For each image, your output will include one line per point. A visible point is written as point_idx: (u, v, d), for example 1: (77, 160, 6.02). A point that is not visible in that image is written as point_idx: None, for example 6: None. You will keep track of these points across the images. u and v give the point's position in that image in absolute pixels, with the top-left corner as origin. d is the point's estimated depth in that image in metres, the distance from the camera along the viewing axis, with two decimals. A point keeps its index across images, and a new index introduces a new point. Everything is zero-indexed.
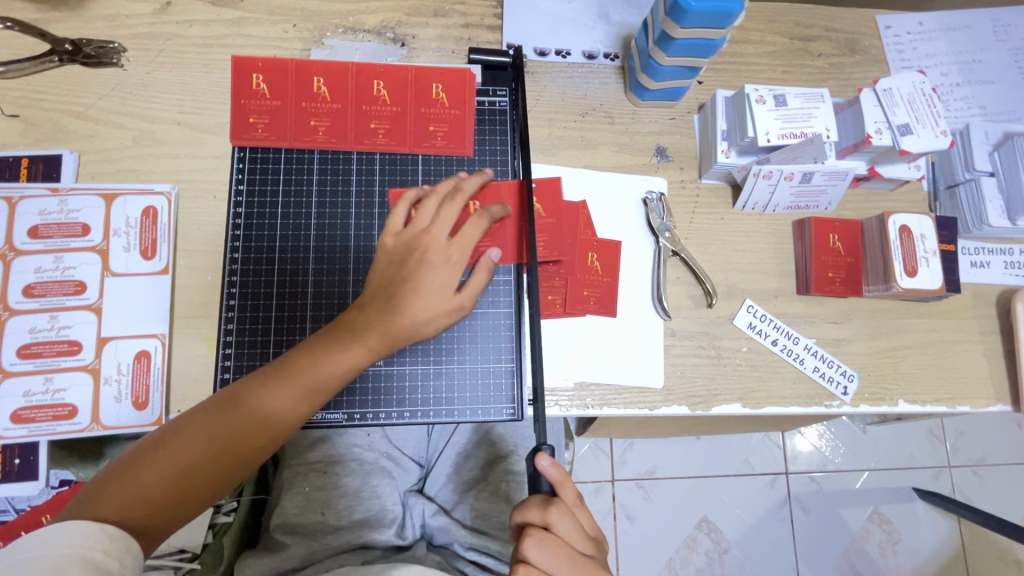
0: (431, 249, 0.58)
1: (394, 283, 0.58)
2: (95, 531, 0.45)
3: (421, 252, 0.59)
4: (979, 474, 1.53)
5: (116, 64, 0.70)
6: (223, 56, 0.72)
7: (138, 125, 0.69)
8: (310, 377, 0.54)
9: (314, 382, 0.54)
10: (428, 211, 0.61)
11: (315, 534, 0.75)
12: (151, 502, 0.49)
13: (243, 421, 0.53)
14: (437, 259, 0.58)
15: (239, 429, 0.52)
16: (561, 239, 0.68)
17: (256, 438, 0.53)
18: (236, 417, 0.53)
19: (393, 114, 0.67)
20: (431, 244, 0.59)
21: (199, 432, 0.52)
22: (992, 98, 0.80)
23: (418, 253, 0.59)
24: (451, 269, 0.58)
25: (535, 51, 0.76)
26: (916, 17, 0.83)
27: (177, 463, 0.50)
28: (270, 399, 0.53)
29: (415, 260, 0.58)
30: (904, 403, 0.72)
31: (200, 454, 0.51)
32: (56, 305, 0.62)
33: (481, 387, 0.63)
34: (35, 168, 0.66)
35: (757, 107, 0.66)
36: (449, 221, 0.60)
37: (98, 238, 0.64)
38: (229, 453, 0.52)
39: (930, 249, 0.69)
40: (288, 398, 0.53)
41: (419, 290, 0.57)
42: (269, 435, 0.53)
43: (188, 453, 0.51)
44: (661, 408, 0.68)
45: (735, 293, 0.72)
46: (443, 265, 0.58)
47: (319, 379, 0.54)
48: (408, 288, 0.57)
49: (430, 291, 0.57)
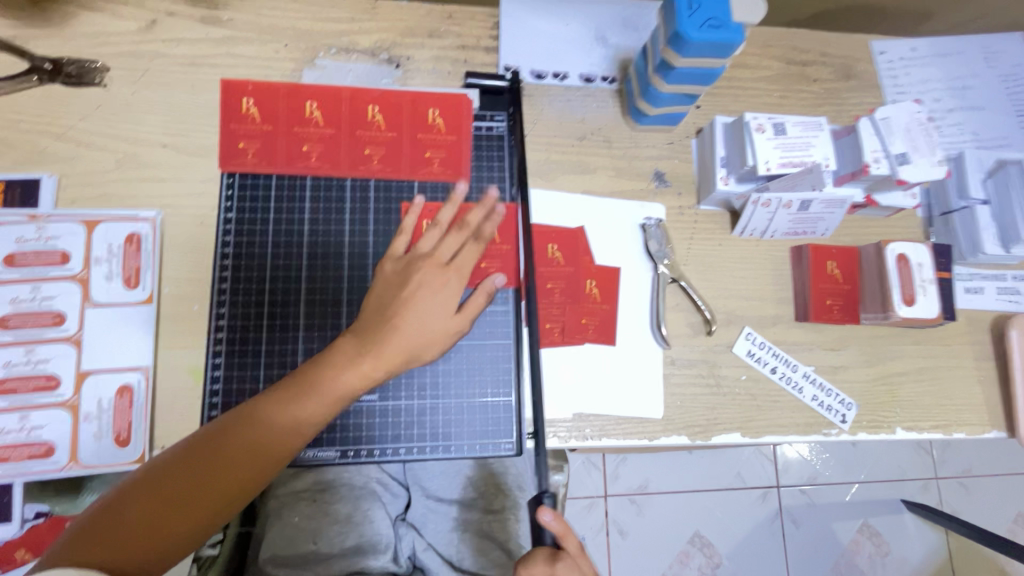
0: (431, 272, 0.58)
1: (391, 303, 0.56)
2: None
3: (420, 275, 0.57)
4: (966, 485, 1.55)
5: (99, 83, 0.68)
6: (211, 77, 0.70)
7: (122, 147, 0.67)
8: (308, 397, 0.52)
9: (311, 404, 0.52)
10: (432, 238, 0.61)
11: (305, 564, 0.73)
12: (141, 535, 0.47)
13: (238, 446, 0.50)
14: (435, 282, 0.57)
15: (233, 454, 0.50)
16: (576, 287, 0.69)
17: (250, 463, 0.50)
18: (231, 442, 0.50)
19: (387, 139, 0.65)
20: (432, 265, 0.58)
21: (187, 465, 0.49)
22: (984, 124, 0.81)
23: (416, 275, 0.57)
24: (450, 290, 0.58)
25: (533, 73, 0.75)
26: (909, 43, 0.83)
27: (170, 493, 0.48)
28: (260, 427, 0.51)
29: (411, 282, 0.57)
30: (901, 430, 0.72)
31: (193, 482, 0.49)
32: (32, 338, 0.60)
33: (478, 422, 0.62)
34: (12, 192, 0.63)
35: (756, 135, 0.65)
36: (452, 246, 0.60)
37: (78, 266, 0.62)
38: (219, 487, 0.50)
39: (927, 278, 0.69)
40: (279, 426, 0.51)
41: (418, 311, 0.56)
42: (264, 460, 0.51)
43: (175, 486, 0.49)
44: (660, 438, 0.67)
45: (734, 321, 0.72)
46: (441, 288, 0.57)
47: (316, 399, 0.52)
48: (406, 309, 0.55)
49: (427, 312, 0.56)
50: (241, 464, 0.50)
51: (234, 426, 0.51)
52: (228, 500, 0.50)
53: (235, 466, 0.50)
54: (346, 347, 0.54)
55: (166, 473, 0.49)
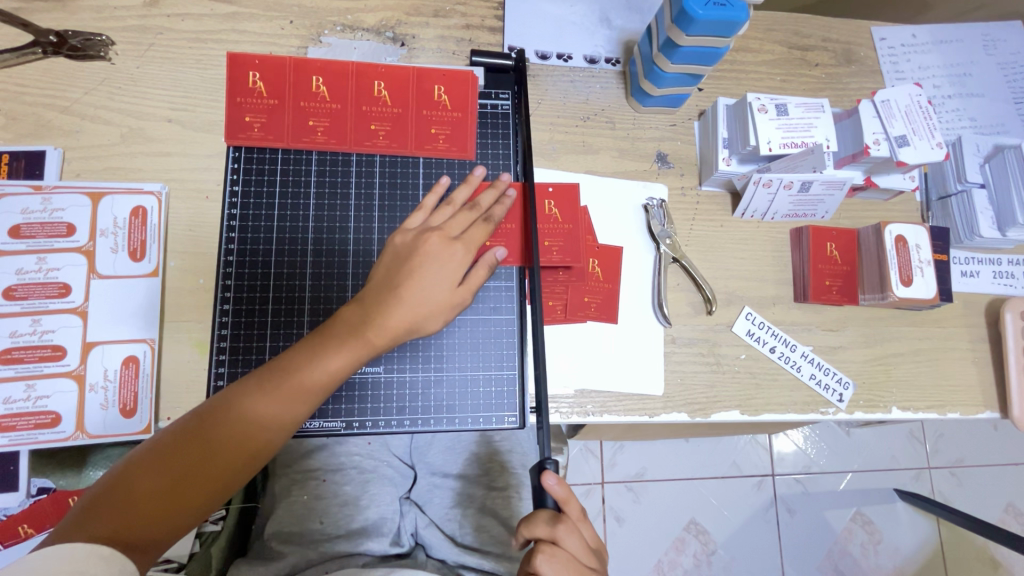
0: (437, 245, 0.58)
1: (397, 277, 0.56)
2: (89, 556, 0.43)
3: (427, 248, 0.57)
4: (957, 475, 1.57)
5: (104, 57, 0.68)
6: (216, 53, 0.70)
7: (127, 121, 0.67)
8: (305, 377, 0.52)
9: (308, 385, 0.52)
10: (443, 215, 0.61)
11: (311, 542, 0.74)
12: (150, 509, 0.47)
13: (241, 419, 0.51)
14: (442, 254, 0.57)
15: (232, 435, 0.50)
16: (575, 244, 0.68)
17: (251, 439, 0.51)
18: (228, 425, 0.50)
19: (393, 116, 0.66)
20: (438, 241, 0.58)
21: (194, 440, 0.50)
22: (982, 110, 0.82)
23: (423, 248, 0.57)
24: (457, 264, 0.58)
25: (537, 54, 0.75)
26: (910, 30, 0.84)
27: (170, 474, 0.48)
28: (265, 400, 0.51)
29: (418, 254, 0.57)
30: (897, 410, 0.73)
31: (192, 464, 0.49)
32: (38, 309, 0.60)
33: (481, 395, 0.62)
34: (17, 164, 0.63)
35: (759, 116, 0.66)
36: (460, 222, 0.60)
37: (84, 238, 0.62)
38: (227, 459, 0.50)
39: (924, 259, 0.70)
40: (284, 398, 0.51)
41: (423, 283, 0.56)
42: (263, 441, 0.51)
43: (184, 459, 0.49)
44: (660, 415, 0.68)
45: (734, 301, 0.73)
46: (445, 262, 0.57)
47: (320, 371, 0.52)
48: (413, 286, 0.55)
49: (433, 283, 0.56)
50: (249, 437, 0.51)
51: (229, 408, 0.51)
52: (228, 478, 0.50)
53: (244, 438, 0.51)
54: (343, 325, 0.54)
55: (164, 455, 0.49)
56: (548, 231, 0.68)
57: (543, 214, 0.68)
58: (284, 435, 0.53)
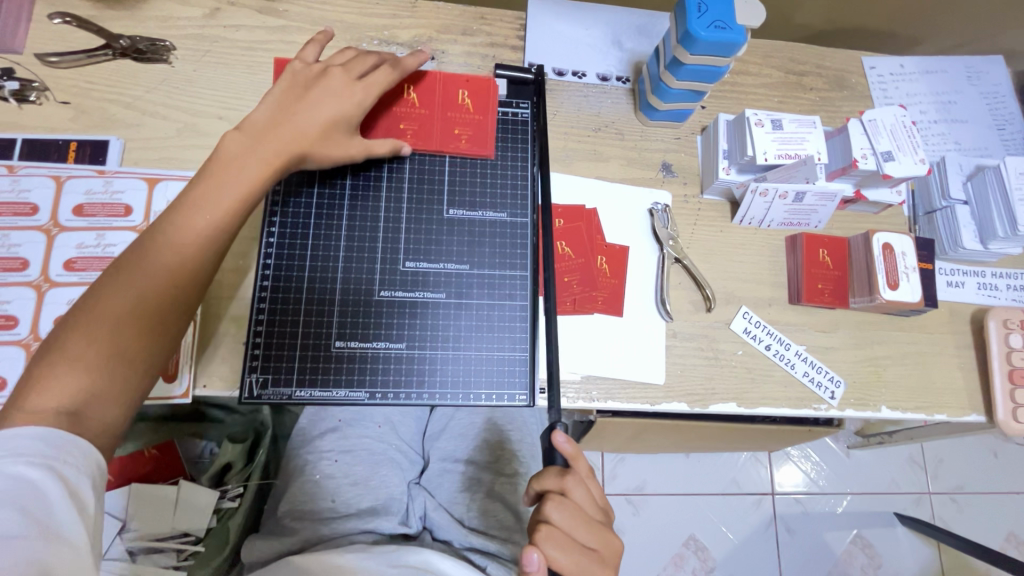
0: (337, 81, 0.63)
1: (292, 102, 0.61)
2: (64, 445, 0.45)
3: (309, 86, 0.62)
4: (958, 502, 1.57)
5: (166, 61, 0.75)
6: (264, 59, 0.77)
7: (183, 117, 0.74)
8: (224, 222, 0.55)
9: (148, 250, 0.53)
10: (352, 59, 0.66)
11: (321, 520, 0.77)
12: (83, 380, 0.48)
13: (137, 282, 0.51)
14: (331, 90, 0.63)
15: (160, 299, 0.52)
16: (582, 253, 0.74)
17: (153, 302, 0.51)
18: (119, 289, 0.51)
19: (422, 117, 0.72)
20: (301, 102, 0.61)
21: (110, 305, 0.50)
22: (966, 135, 0.88)
23: (322, 82, 0.63)
24: (345, 100, 0.63)
25: (554, 71, 0.82)
26: (898, 60, 0.91)
27: (110, 357, 0.49)
28: (134, 274, 0.51)
29: (309, 90, 0.62)
30: (887, 409, 0.77)
31: (130, 339, 0.50)
32: (94, 280, 0.65)
33: (497, 373, 0.67)
34: (83, 151, 0.70)
35: (756, 129, 0.73)
36: (363, 65, 0.66)
37: (139, 219, 0.68)
38: (144, 322, 0.51)
39: (909, 266, 0.75)
40: (148, 265, 0.52)
41: (314, 104, 0.61)
42: (133, 300, 0.51)
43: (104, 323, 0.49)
44: (661, 404, 0.73)
45: (732, 301, 0.78)
46: (317, 106, 0.62)
47: (168, 232, 0.53)
48: (307, 102, 0.61)
49: (324, 104, 0.62)
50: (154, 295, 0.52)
51: (144, 257, 0.52)
52: (159, 348, 0.52)
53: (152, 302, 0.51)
54: (249, 172, 0.57)
55: (95, 333, 0.49)
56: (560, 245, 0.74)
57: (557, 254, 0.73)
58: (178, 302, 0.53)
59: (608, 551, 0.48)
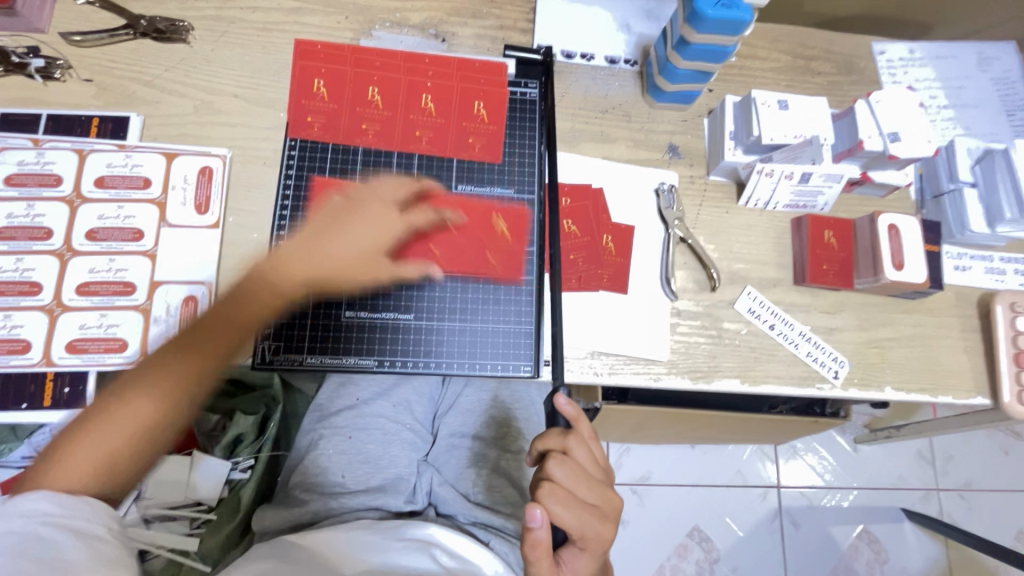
0: (372, 210, 0.63)
1: (333, 224, 0.63)
2: (74, 503, 0.49)
3: (356, 208, 0.64)
4: (967, 498, 1.56)
5: (184, 40, 0.77)
6: (279, 40, 0.79)
7: (201, 95, 0.76)
8: (292, 291, 0.61)
9: (205, 329, 0.59)
10: (388, 185, 0.67)
11: (331, 493, 0.79)
12: (99, 457, 0.53)
13: (175, 361, 0.57)
14: (374, 217, 0.63)
15: (190, 364, 0.57)
16: (588, 232, 0.76)
17: (193, 374, 0.58)
18: (161, 368, 0.57)
19: (459, 243, 0.70)
20: (341, 227, 0.62)
21: (138, 389, 0.56)
22: (975, 120, 0.88)
23: (359, 207, 0.64)
24: (377, 224, 0.63)
25: (563, 53, 0.83)
26: (907, 46, 0.91)
27: (139, 430, 0.55)
28: (181, 354, 0.58)
29: (356, 206, 0.64)
30: (891, 390, 0.77)
31: (152, 414, 0.56)
32: (115, 249, 0.68)
33: (502, 344, 0.69)
34: (104, 127, 0.72)
35: (762, 109, 0.74)
36: (399, 202, 0.66)
37: (158, 191, 0.70)
38: (175, 394, 0.57)
39: (915, 247, 0.75)
40: (199, 343, 0.58)
41: (351, 231, 0.62)
42: (159, 389, 0.56)
43: (136, 404, 0.56)
44: (664, 379, 0.73)
45: (736, 281, 0.78)
46: (363, 228, 0.63)
47: (220, 310, 0.60)
48: (338, 231, 0.62)
49: (362, 234, 0.62)
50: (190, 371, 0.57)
51: (209, 328, 0.59)
52: (180, 421, 0.58)
53: (179, 375, 0.57)
54: (288, 265, 0.61)
55: (126, 400, 0.55)
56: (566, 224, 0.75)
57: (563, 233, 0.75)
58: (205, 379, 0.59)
59: (608, 507, 0.50)
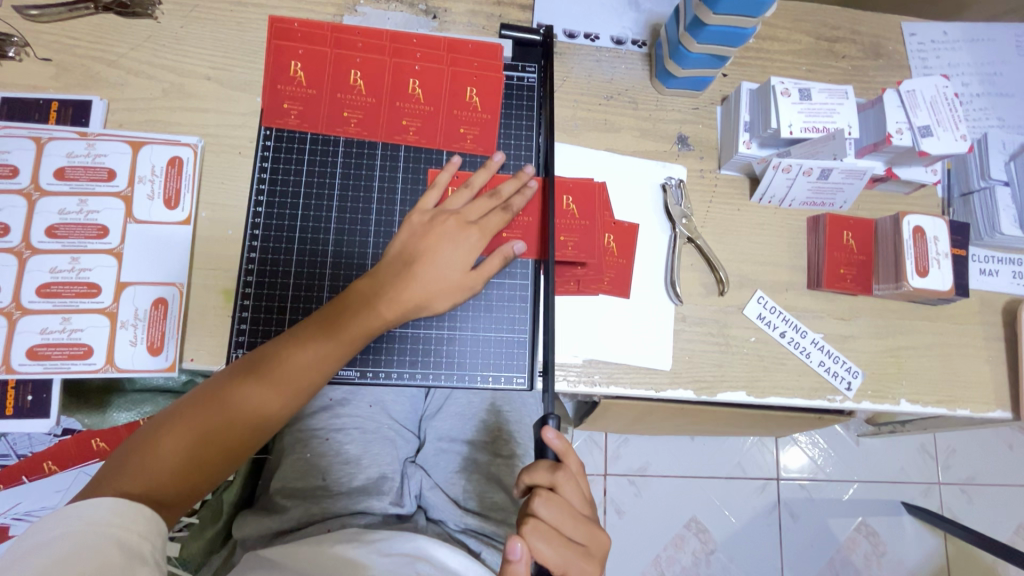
0: (454, 228, 0.62)
1: (414, 254, 0.61)
2: (133, 512, 0.47)
3: (445, 229, 0.62)
4: (969, 493, 1.54)
5: (150, 15, 0.70)
6: (255, 16, 0.72)
7: (170, 77, 0.69)
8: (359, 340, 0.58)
9: (282, 371, 0.56)
10: (459, 198, 0.65)
11: (313, 497, 0.76)
12: (177, 473, 0.51)
13: (250, 395, 0.54)
14: (457, 237, 0.62)
15: (257, 408, 0.55)
16: (589, 241, 0.69)
17: (257, 414, 0.55)
18: (233, 401, 0.54)
19: (526, 224, 0.68)
20: (427, 254, 0.61)
21: (211, 415, 0.53)
22: (1010, 111, 0.82)
23: (439, 229, 0.62)
24: (470, 248, 0.62)
25: (565, 32, 0.76)
26: (941, 27, 0.84)
27: (195, 453, 0.52)
28: (254, 389, 0.54)
29: (435, 233, 0.62)
30: (906, 403, 0.73)
31: (210, 443, 0.53)
32: (77, 247, 0.63)
33: (494, 353, 0.66)
34: (64, 111, 0.66)
35: (782, 99, 0.67)
36: (477, 207, 0.64)
37: (123, 184, 0.65)
38: (237, 429, 0.54)
39: (942, 251, 0.70)
40: (272, 382, 0.55)
41: (439, 260, 0.61)
42: (230, 415, 0.54)
43: (202, 426, 0.53)
44: (667, 391, 0.69)
45: (746, 284, 0.73)
46: (457, 251, 0.62)
47: (292, 347, 0.56)
48: (424, 255, 0.61)
49: (447, 263, 0.61)
50: (257, 410, 0.55)
51: (281, 369, 0.55)
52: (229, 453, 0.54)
53: (251, 411, 0.54)
54: (371, 310, 0.59)
55: (197, 415, 0.53)
56: (566, 223, 0.69)
57: (560, 208, 0.69)
58: (271, 423, 0.56)
59: (594, 547, 0.51)
